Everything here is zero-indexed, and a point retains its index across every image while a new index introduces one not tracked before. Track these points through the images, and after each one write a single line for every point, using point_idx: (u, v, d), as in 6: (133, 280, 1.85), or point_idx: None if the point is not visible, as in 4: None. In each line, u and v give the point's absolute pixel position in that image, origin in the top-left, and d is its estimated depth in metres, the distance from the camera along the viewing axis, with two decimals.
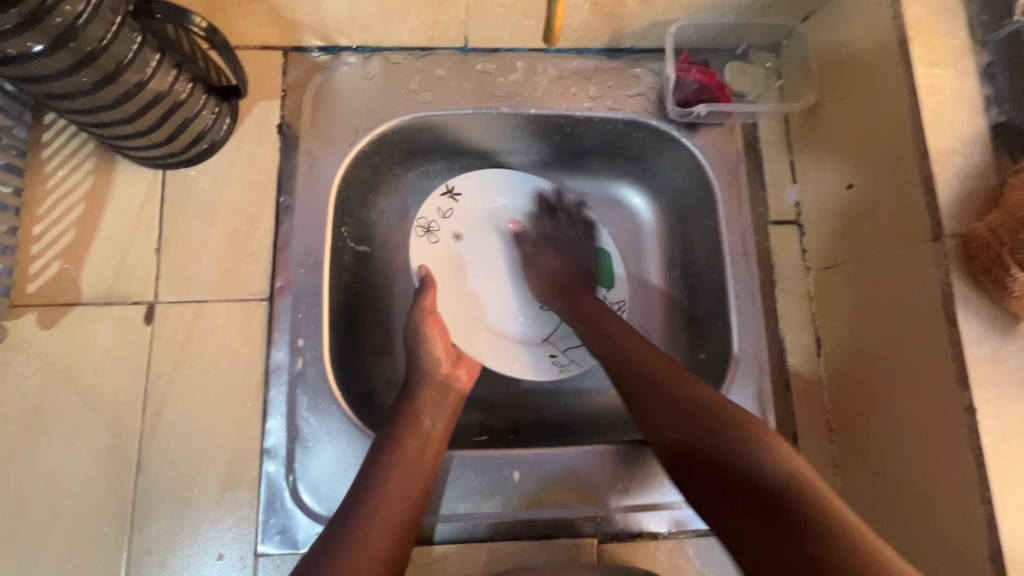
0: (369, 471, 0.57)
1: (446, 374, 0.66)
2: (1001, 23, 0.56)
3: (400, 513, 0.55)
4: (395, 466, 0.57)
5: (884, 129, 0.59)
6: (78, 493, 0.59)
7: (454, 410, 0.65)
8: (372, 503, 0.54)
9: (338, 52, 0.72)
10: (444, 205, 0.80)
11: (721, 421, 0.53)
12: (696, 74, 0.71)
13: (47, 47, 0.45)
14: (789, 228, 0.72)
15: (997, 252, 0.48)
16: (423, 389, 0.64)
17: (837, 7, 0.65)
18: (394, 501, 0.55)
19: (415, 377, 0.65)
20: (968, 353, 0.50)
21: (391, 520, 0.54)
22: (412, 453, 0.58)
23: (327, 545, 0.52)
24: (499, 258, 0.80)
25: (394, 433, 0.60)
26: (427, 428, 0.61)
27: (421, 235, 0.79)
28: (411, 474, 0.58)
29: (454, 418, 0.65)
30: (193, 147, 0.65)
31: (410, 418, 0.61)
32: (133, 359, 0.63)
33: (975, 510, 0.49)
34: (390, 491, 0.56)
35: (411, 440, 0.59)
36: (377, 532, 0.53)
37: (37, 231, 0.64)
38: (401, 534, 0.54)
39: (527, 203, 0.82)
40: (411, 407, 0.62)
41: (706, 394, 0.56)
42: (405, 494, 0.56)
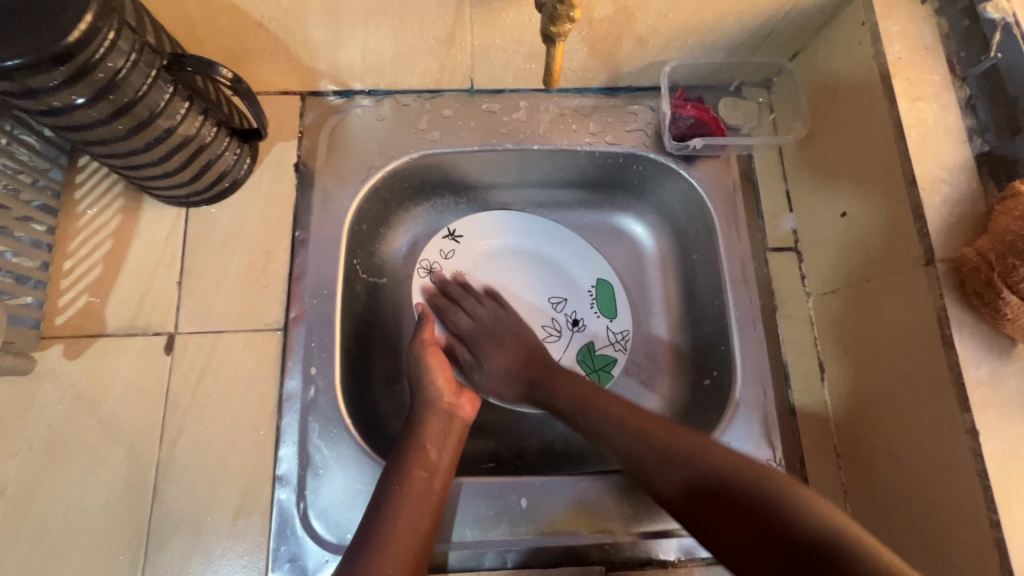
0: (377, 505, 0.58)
1: (449, 403, 0.67)
2: (980, 58, 0.58)
3: (412, 550, 0.56)
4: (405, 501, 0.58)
5: (873, 159, 0.61)
6: (96, 522, 0.61)
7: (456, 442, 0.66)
8: (383, 539, 0.55)
9: (352, 96, 0.76)
10: (446, 247, 0.83)
11: (733, 483, 0.56)
12: (691, 110, 0.74)
13: (88, 99, 0.49)
14: (787, 255, 0.74)
15: (988, 276, 0.49)
16: (429, 418, 0.65)
17: (822, 46, 0.69)
18: (406, 538, 0.56)
19: (419, 405, 0.67)
20: (965, 375, 0.51)
21: (400, 555, 0.55)
22: (420, 487, 0.59)
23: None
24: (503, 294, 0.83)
25: (400, 468, 0.61)
26: (434, 460, 0.62)
27: (424, 274, 0.82)
28: (419, 508, 0.58)
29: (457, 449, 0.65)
30: (215, 185, 0.69)
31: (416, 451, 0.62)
32: (153, 388, 0.65)
33: (984, 535, 0.48)
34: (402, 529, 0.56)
35: (418, 472, 0.60)
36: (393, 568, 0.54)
37: (67, 266, 0.67)
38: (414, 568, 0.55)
39: (525, 240, 0.85)
40: (417, 437, 0.63)
41: (720, 454, 0.58)
42: (415, 527, 0.57)
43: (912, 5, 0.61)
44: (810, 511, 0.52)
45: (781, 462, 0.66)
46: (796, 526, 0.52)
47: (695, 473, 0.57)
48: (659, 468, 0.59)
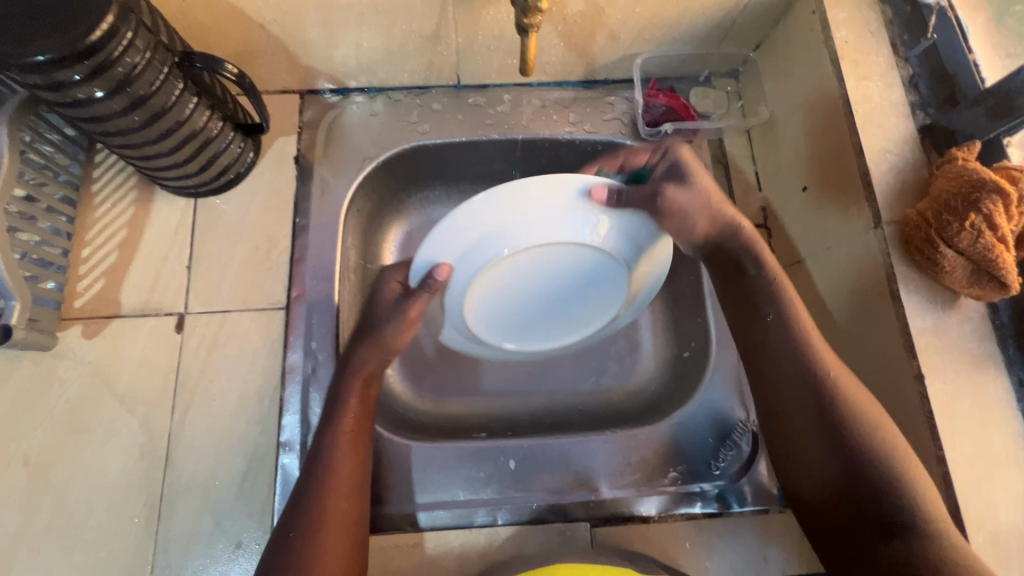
0: (317, 445, 0.59)
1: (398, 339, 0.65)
2: (918, 40, 0.64)
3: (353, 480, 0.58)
4: (340, 439, 0.59)
5: (827, 135, 0.66)
6: (114, 487, 0.65)
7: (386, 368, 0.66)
8: (326, 478, 0.57)
9: (347, 94, 0.82)
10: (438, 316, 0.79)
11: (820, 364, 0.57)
12: (663, 99, 0.79)
13: (107, 92, 0.55)
14: (758, 231, 0.79)
15: (927, 233, 0.54)
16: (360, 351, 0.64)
17: (781, 35, 0.75)
18: (347, 475, 0.58)
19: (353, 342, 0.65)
20: (912, 326, 0.55)
21: (343, 486, 0.57)
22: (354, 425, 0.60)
23: (290, 520, 0.54)
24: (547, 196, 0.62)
25: (335, 415, 0.60)
26: (364, 393, 0.63)
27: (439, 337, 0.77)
28: (348, 440, 0.59)
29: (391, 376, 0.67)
30: (221, 176, 0.75)
31: (346, 388, 0.62)
32: (165, 364, 0.70)
33: (932, 470, 0.52)
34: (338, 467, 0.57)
35: (349, 419, 0.60)
36: (346, 503, 0.56)
37: (85, 254, 0.73)
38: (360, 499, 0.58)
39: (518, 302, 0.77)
40: (349, 369, 0.63)
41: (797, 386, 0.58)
42: (351, 463, 0.58)
43: None
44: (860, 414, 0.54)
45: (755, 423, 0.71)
46: (858, 437, 0.53)
47: (794, 372, 0.58)
48: (761, 276, 0.63)
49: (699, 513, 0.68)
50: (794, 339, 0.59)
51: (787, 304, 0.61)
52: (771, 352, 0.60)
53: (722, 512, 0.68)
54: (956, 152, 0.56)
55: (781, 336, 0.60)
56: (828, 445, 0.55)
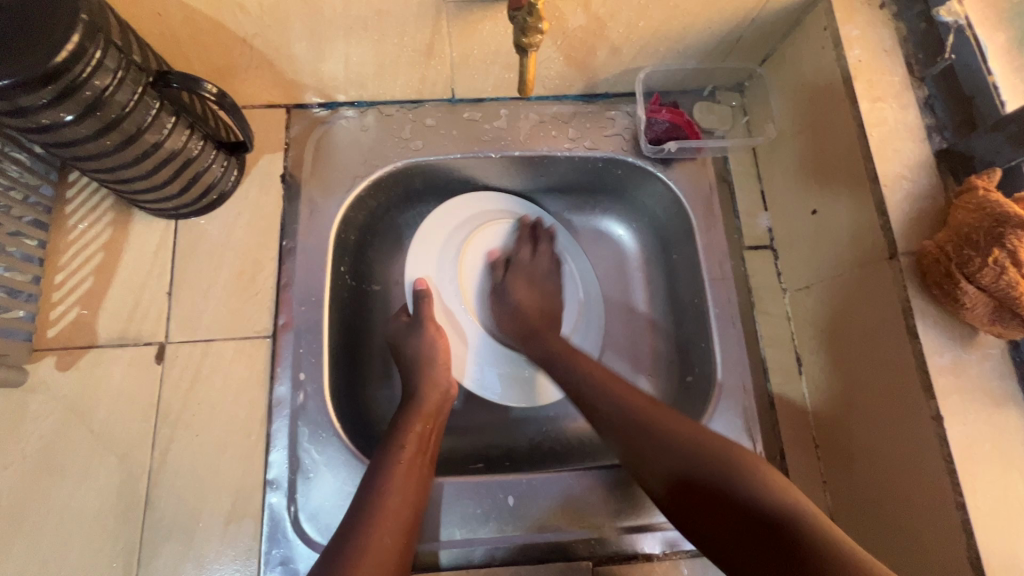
0: (370, 481, 0.59)
1: (445, 386, 0.71)
2: (935, 59, 0.61)
3: (404, 516, 0.58)
4: (397, 472, 0.60)
5: (837, 157, 0.64)
6: (90, 530, 0.62)
7: (440, 420, 0.69)
8: (377, 510, 0.57)
9: (337, 107, 0.78)
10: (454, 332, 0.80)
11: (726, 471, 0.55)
12: (666, 114, 0.76)
13: (76, 116, 0.51)
14: (764, 252, 0.77)
15: (947, 267, 0.51)
16: (428, 395, 0.69)
17: (789, 50, 0.72)
18: (398, 508, 0.58)
19: (418, 382, 0.70)
20: (929, 363, 0.53)
21: (394, 524, 0.57)
22: (415, 462, 0.62)
23: (334, 553, 0.53)
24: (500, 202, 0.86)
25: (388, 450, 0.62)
26: (426, 433, 0.66)
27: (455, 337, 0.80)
28: (411, 475, 0.61)
29: (445, 427, 0.70)
30: (203, 197, 0.71)
31: (410, 425, 0.65)
32: (145, 397, 0.66)
33: (950, 516, 0.50)
34: (391, 500, 0.58)
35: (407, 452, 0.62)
36: (388, 536, 0.56)
37: (58, 280, 0.69)
38: (405, 536, 0.57)
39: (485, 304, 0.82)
40: (415, 411, 0.67)
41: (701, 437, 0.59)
42: (408, 495, 0.59)
43: (871, 10, 0.64)
44: (765, 489, 0.53)
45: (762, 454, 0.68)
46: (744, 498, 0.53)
47: (675, 459, 0.58)
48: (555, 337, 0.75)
49: None
50: (650, 423, 0.61)
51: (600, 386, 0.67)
52: (653, 468, 0.59)
53: None
54: (976, 181, 0.54)
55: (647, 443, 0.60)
56: (725, 515, 0.54)
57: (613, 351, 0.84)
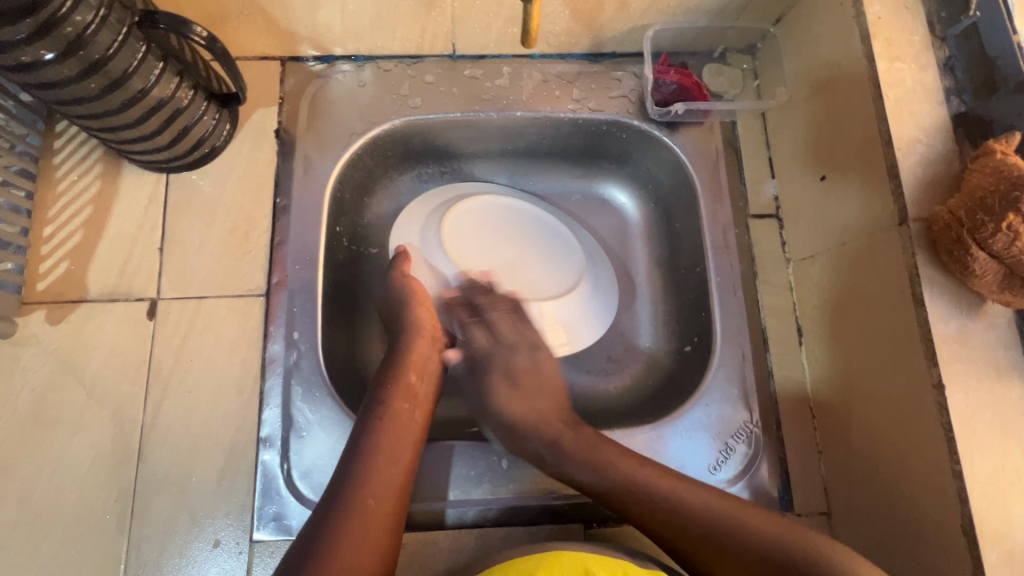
0: (353, 448, 0.58)
1: (430, 332, 0.69)
2: (959, 18, 0.58)
3: (392, 476, 0.57)
4: (382, 432, 0.59)
5: (850, 120, 0.61)
6: (83, 482, 0.62)
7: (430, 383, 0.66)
8: (362, 472, 0.56)
9: (333, 62, 0.76)
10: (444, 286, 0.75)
11: (734, 543, 0.53)
12: (674, 76, 0.74)
13: (57, 55, 0.49)
14: (769, 222, 0.75)
15: (958, 233, 0.50)
16: (414, 344, 0.67)
17: (805, 8, 0.69)
18: (384, 478, 0.56)
19: (404, 332, 0.68)
20: (935, 331, 0.52)
21: (382, 484, 0.56)
22: (402, 420, 0.61)
23: (319, 517, 0.53)
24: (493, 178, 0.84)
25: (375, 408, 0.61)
26: (413, 387, 0.64)
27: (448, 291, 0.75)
28: (400, 435, 0.60)
29: (438, 377, 0.68)
30: (194, 151, 0.69)
31: (397, 379, 0.64)
32: (137, 352, 0.65)
33: (947, 484, 0.50)
34: (377, 472, 0.56)
35: (393, 411, 0.61)
36: (372, 498, 0.55)
37: (47, 232, 0.67)
38: (396, 496, 0.56)
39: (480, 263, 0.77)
40: (401, 361, 0.66)
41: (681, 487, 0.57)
42: (394, 462, 0.58)
43: None
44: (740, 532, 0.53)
45: (758, 423, 0.67)
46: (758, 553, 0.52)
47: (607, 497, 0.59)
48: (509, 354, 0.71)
49: None
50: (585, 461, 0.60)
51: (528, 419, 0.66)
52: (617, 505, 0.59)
53: None
54: (994, 145, 0.52)
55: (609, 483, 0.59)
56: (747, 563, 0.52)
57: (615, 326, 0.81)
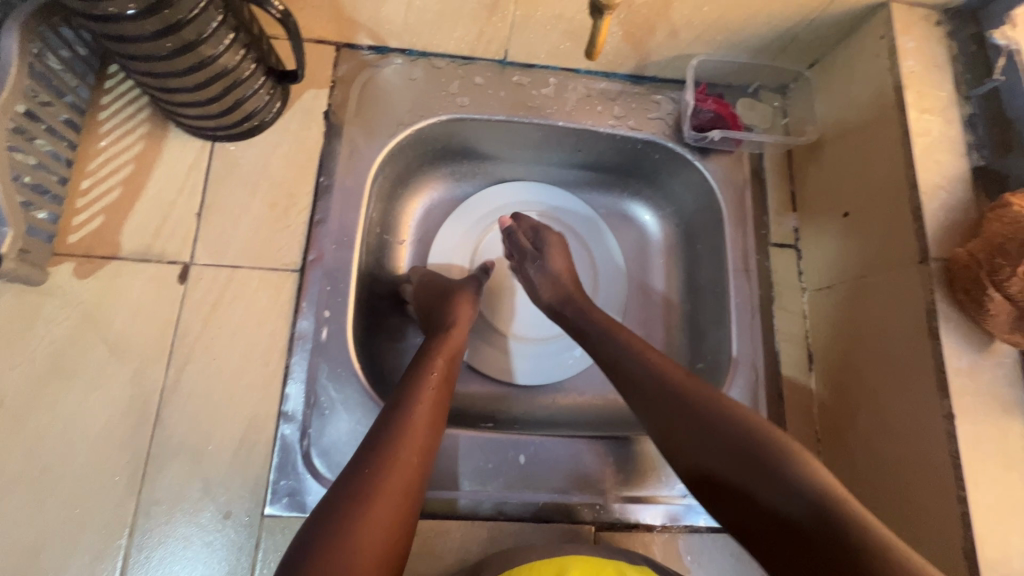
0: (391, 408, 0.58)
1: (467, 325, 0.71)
2: (982, 80, 0.64)
3: (425, 439, 0.57)
4: (422, 399, 0.59)
5: (879, 161, 0.65)
6: (95, 439, 0.60)
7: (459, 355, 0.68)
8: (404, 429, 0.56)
9: (387, 53, 0.78)
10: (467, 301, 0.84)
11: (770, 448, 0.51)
12: (711, 105, 0.77)
13: (141, 12, 0.50)
14: (788, 251, 0.78)
15: (977, 274, 0.54)
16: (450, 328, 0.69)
17: (840, 56, 0.74)
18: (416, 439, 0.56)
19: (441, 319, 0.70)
20: (948, 364, 0.55)
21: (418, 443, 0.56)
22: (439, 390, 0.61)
23: (359, 466, 0.52)
24: (507, 189, 0.88)
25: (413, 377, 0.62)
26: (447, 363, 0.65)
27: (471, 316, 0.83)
28: (436, 402, 0.60)
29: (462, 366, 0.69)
30: (243, 123, 0.70)
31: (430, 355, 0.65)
32: (164, 314, 0.65)
33: (951, 509, 0.53)
34: (413, 432, 0.56)
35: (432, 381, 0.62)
36: (413, 457, 0.55)
37: (85, 186, 0.67)
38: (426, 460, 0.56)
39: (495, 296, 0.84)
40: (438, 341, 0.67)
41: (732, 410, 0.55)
42: (429, 424, 0.58)
43: (927, 25, 0.66)
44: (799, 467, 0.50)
45: None
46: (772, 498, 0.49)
47: (685, 421, 0.56)
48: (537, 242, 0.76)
49: (702, 527, 0.68)
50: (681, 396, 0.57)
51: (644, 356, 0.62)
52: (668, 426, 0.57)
53: (725, 529, 0.68)
54: (1012, 200, 0.55)
55: (686, 411, 0.56)
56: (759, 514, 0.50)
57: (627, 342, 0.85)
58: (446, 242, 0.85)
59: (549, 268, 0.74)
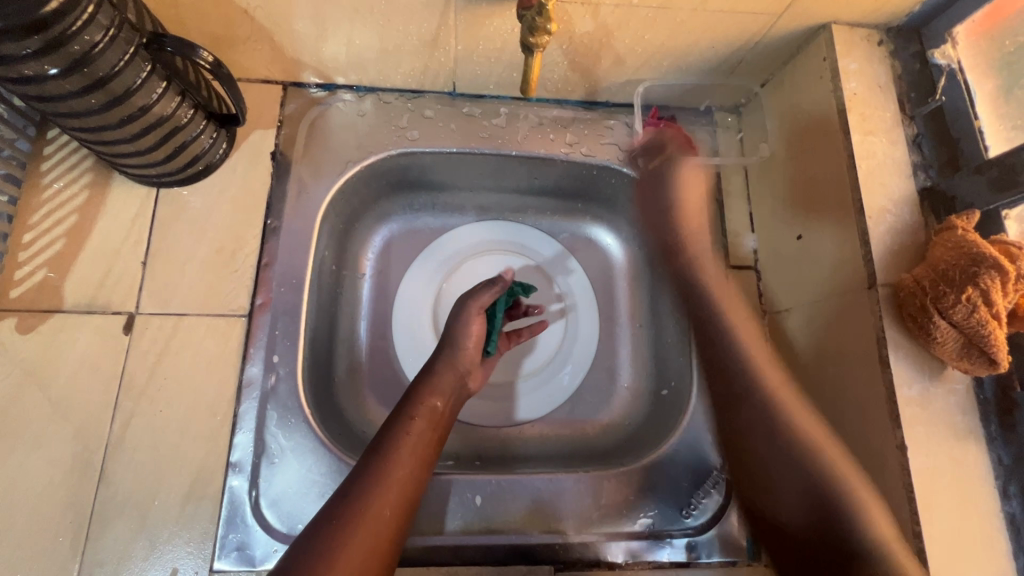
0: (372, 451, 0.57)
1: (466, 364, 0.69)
2: (926, 99, 0.63)
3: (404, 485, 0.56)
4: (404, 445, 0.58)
5: (827, 184, 0.65)
6: (38, 500, 0.59)
7: (443, 421, 0.64)
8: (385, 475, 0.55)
9: (334, 90, 0.77)
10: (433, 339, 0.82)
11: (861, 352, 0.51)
12: (667, 129, 0.78)
13: (61, 71, 0.49)
14: (747, 273, 0.78)
15: (923, 301, 0.53)
16: (446, 373, 0.67)
17: (787, 76, 0.73)
18: (382, 508, 0.53)
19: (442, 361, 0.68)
20: (898, 393, 0.54)
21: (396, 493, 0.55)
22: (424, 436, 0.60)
23: (333, 516, 0.52)
24: (465, 231, 0.87)
25: (398, 424, 0.60)
26: (439, 411, 0.63)
27: None
28: (419, 450, 0.59)
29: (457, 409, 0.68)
30: (188, 168, 0.69)
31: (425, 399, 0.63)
32: (108, 367, 0.64)
33: (907, 543, 0.52)
34: (375, 512, 0.53)
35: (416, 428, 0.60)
36: (387, 505, 0.54)
37: (27, 239, 0.66)
38: (403, 510, 0.55)
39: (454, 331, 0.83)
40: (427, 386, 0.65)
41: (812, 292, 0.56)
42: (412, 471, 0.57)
43: (869, 45, 0.65)
44: None
45: (729, 471, 0.69)
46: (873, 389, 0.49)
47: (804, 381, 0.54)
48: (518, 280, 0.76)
49: (666, 563, 0.66)
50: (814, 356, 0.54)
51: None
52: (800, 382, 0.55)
53: (689, 564, 0.66)
54: (955, 221, 0.55)
55: None
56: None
57: (594, 368, 0.83)
58: (408, 287, 0.84)
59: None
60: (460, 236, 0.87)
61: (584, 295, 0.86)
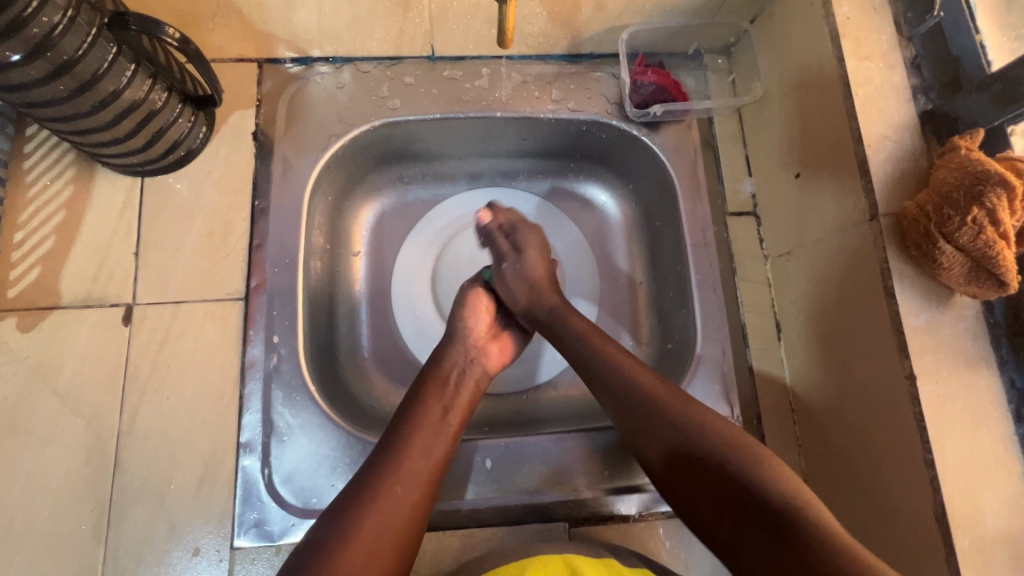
0: (388, 437, 0.57)
1: (480, 345, 0.68)
2: (923, 19, 0.59)
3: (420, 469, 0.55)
4: (416, 429, 0.57)
5: (823, 116, 0.62)
6: (57, 491, 0.60)
7: (465, 405, 0.63)
8: (397, 459, 0.54)
9: (311, 64, 0.75)
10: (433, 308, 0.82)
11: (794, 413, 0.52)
12: (652, 77, 0.75)
13: (23, 56, 0.48)
14: (746, 219, 0.76)
15: (926, 228, 0.51)
16: (456, 349, 0.66)
17: (777, 9, 0.70)
18: (394, 493, 0.52)
19: (453, 338, 0.68)
20: (905, 323, 0.53)
21: (413, 476, 0.54)
22: (437, 419, 0.59)
23: (347, 501, 0.51)
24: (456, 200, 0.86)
25: (411, 408, 0.59)
26: (455, 394, 0.62)
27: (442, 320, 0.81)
28: (435, 434, 0.58)
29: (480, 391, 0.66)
30: (169, 154, 0.68)
31: (435, 379, 0.63)
32: (112, 358, 0.64)
33: (920, 473, 0.51)
34: (387, 496, 0.52)
35: (431, 411, 0.59)
36: (400, 487, 0.53)
37: (18, 238, 0.66)
38: (422, 493, 0.54)
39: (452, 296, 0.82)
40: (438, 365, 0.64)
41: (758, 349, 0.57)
42: (428, 454, 0.56)
43: None
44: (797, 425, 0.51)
45: (739, 418, 0.69)
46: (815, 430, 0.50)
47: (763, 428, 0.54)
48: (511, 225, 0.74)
49: None
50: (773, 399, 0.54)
51: (622, 373, 0.60)
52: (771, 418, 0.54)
53: None
54: (959, 142, 0.53)
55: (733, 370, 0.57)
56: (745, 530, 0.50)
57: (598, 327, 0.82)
58: (404, 259, 0.83)
59: (526, 270, 0.70)
60: (451, 205, 0.86)
61: (584, 252, 0.85)
